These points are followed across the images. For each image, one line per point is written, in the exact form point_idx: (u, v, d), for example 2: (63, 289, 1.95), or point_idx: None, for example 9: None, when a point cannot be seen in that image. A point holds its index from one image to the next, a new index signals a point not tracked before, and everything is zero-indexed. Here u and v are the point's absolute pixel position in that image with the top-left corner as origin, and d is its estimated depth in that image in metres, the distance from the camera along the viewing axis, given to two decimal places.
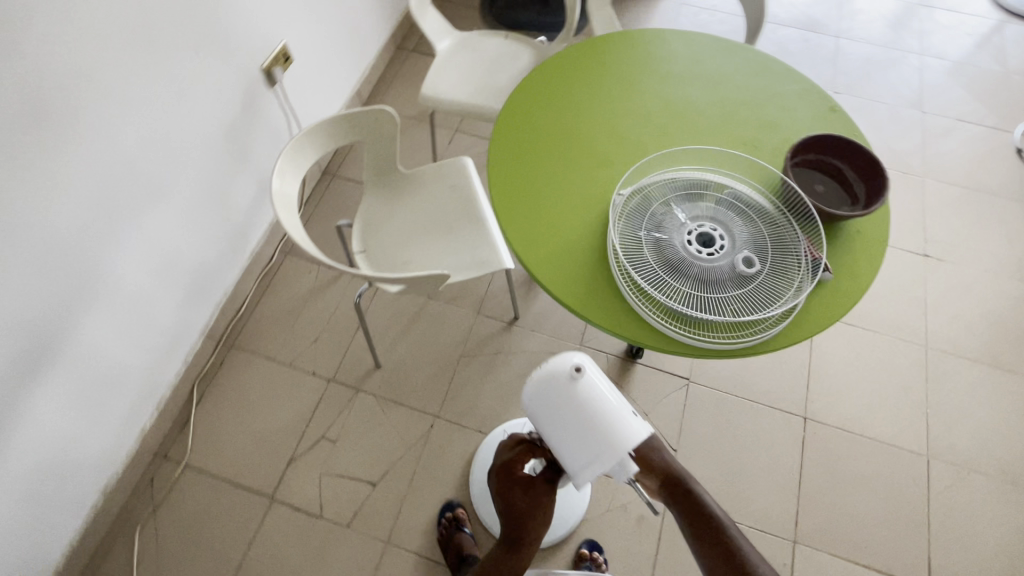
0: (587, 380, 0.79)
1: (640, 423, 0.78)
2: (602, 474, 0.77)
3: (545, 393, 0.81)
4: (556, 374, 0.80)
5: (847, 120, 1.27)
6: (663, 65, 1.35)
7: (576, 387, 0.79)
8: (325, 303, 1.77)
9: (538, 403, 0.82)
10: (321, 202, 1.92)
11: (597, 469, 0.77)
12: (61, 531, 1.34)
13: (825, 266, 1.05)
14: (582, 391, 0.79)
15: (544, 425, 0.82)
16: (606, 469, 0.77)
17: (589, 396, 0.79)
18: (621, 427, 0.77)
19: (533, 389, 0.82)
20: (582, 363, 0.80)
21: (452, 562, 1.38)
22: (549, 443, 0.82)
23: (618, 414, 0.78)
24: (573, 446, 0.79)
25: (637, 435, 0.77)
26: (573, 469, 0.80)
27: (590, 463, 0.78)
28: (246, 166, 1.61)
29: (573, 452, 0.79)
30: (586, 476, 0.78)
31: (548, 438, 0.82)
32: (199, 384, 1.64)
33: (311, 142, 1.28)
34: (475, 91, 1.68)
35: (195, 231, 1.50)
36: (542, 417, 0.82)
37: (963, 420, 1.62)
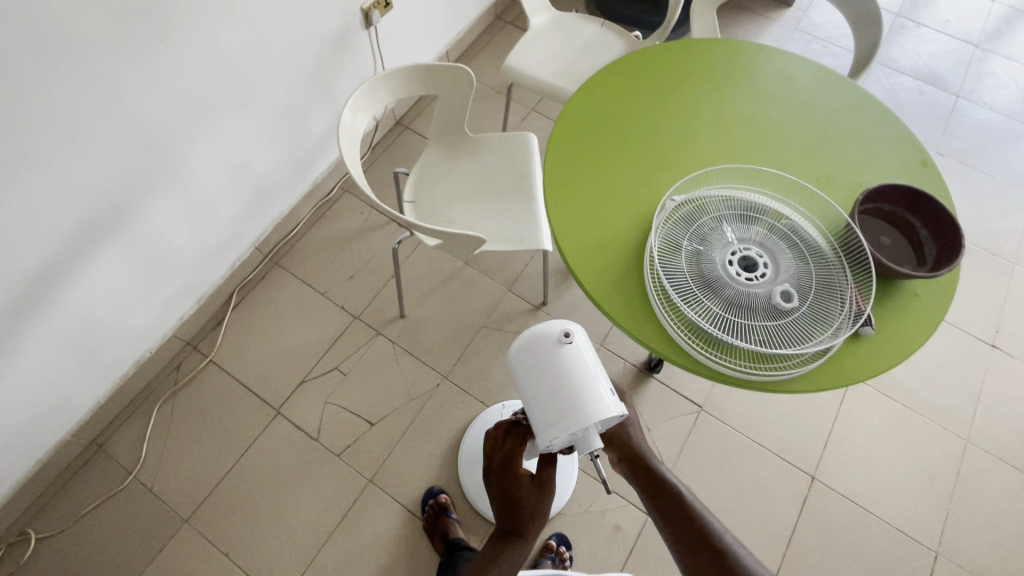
0: (574, 347, 0.82)
1: (615, 402, 0.80)
2: (565, 439, 0.78)
3: (530, 350, 0.83)
4: (546, 335, 0.83)
5: (937, 177, 1.18)
6: (753, 81, 1.30)
7: (562, 351, 0.82)
8: (369, 244, 1.83)
9: (522, 359, 0.84)
10: (388, 149, 1.98)
11: (561, 433, 0.78)
12: (92, 387, 1.47)
13: (868, 319, 0.99)
14: (567, 357, 0.81)
15: (522, 382, 0.84)
16: (570, 435, 0.78)
17: (572, 362, 0.81)
18: (595, 398, 0.79)
19: (521, 345, 0.85)
20: (573, 330, 0.83)
21: (441, 548, 1.40)
22: (522, 401, 0.83)
23: (596, 387, 0.80)
24: (544, 406, 0.80)
25: (608, 411, 0.78)
26: (538, 428, 0.81)
27: (556, 425, 0.79)
28: (326, 98, 1.69)
29: (542, 412, 0.80)
30: (549, 437, 0.79)
31: (522, 396, 0.84)
32: (239, 290, 1.74)
33: (387, 85, 1.32)
34: (559, 72, 1.67)
35: (267, 147, 1.58)
36: (522, 374, 0.84)
37: (987, 527, 1.50)
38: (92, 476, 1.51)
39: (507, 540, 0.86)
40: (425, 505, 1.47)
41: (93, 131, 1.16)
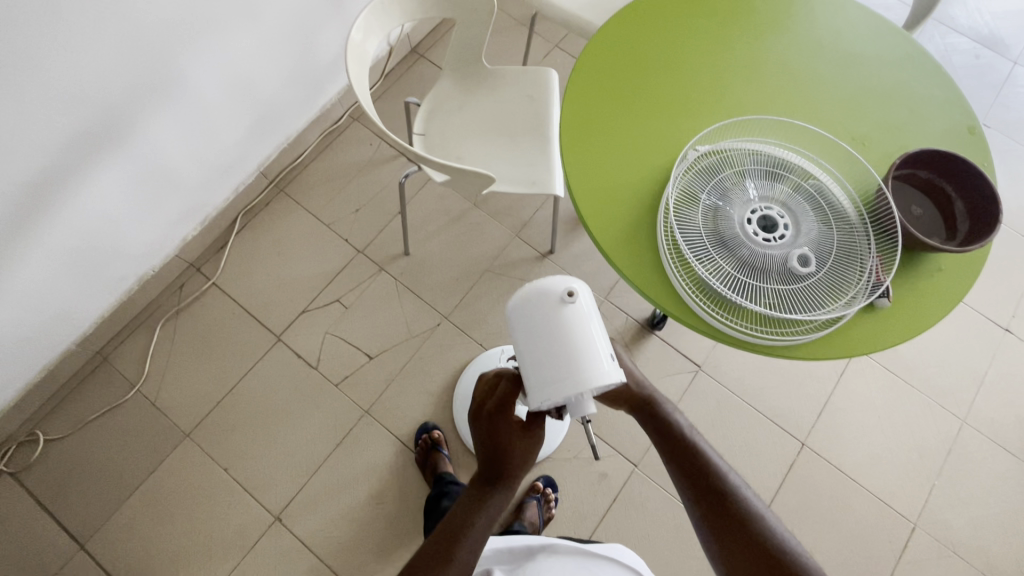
0: (577, 308, 0.80)
1: (614, 368, 0.78)
2: (558, 401, 0.77)
3: (530, 306, 0.81)
4: (549, 291, 0.80)
5: (983, 146, 1.10)
6: (799, 26, 1.19)
7: (565, 310, 0.79)
8: (377, 178, 1.78)
9: (520, 315, 0.82)
10: (400, 78, 1.88)
11: (554, 395, 0.77)
12: (97, 301, 1.48)
13: (885, 291, 0.95)
14: (568, 317, 0.79)
15: (518, 339, 0.82)
16: (564, 397, 0.77)
17: (574, 323, 0.79)
18: (594, 363, 0.77)
19: (521, 300, 0.82)
20: (578, 289, 0.80)
21: (430, 480, 1.44)
22: (517, 355, 0.81)
23: (596, 352, 0.78)
24: (539, 365, 0.79)
25: (605, 377, 0.76)
26: (531, 387, 0.80)
27: (551, 387, 0.77)
28: (337, 16, 1.59)
29: (537, 372, 0.78)
30: (541, 397, 0.78)
31: (517, 353, 0.82)
32: (243, 215, 1.72)
33: (402, 4, 1.23)
34: (587, 5, 1.55)
35: (274, 66, 1.50)
36: (519, 330, 0.81)
37: (969, 504, 1.52)
38: (97, 386, 1.55)
39: (491, 485, 0.82)
40: (418, 439, 1.51)
41: (87, 30, 1.08)
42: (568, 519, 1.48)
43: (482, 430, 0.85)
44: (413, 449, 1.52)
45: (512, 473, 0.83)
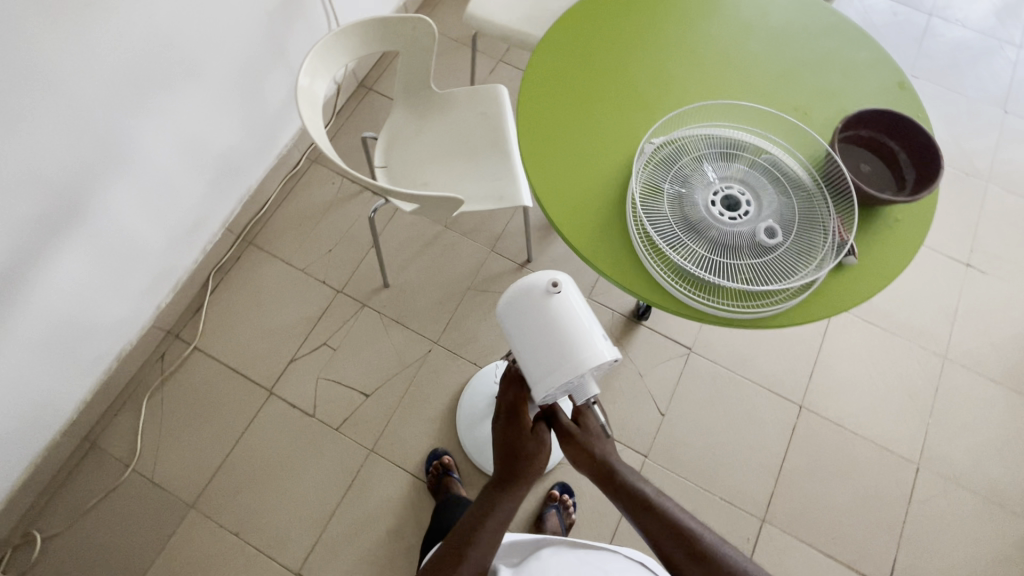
0: (564, 296, 0.81)
1: (608, 347, 0.79)
2: (560, 388, 0.79)
3: (518, 302, 0.82)
4: (533, 286, 0.82)
5: (915, 99, 1.16)
6: (727, 11, 1.25)
7: (552, 301, 0.81)
8: (345, 215, 1.78)
9: (510, 312, 0.83)
10: (352, 114, 1.89)
11: (555, 383, 0.79)
12: (76, 385, 1.44)
13: (851, 249, 0.99)
14: (557, 306, 0.80)
15: (511, 336, 0.83)
16: (565, 384, 0.78)
17: (563, 311, 0.80)
18: (588, 345, 0.78)
19: (509, 298, 0.83)
20: (561, 279, 0.81)
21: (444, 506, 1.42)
22: (515, 353, 0.83)
23: (588, 334, 0.79)
24: (536, 357, 0.80)
25: (601, 357, 0.78)
26: (534, 380, 0.81)
27: (551, 376, 0.79)
28: (280, 63, 1.59)
29: (535, 364, 0.80)
30: (545, 388, 0.79)
31: (513, 350, 0.84)
32: (215, 273, 1.69)
33: (345, 43, 1.24)
34: (524, 18, 1.58)
35: (224, 121, 1.50)
36: (511, 328, 0.83)
37: (966, 436, 1.58)
38: (89, 472, 1.49)
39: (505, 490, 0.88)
40: (429, 466, 1.50)
41: (30, 116, 1.07)
42: (589, 521, 1.48)
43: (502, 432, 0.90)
44: (424, 479, 1.51)
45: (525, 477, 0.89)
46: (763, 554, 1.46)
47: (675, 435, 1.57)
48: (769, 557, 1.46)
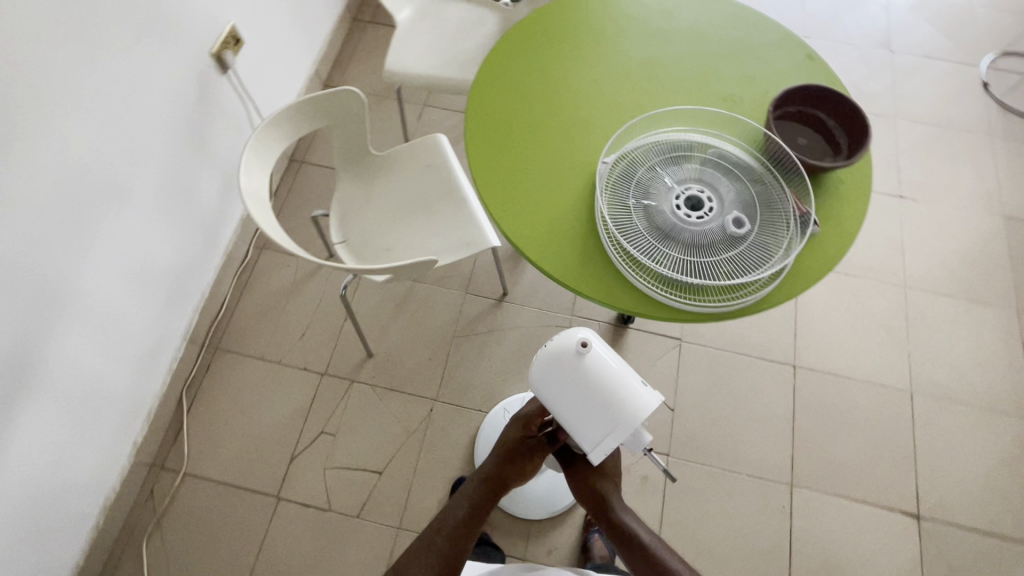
0: (595, 352, 0.83)
1: (651, 392, 0.81)
2: (616, 446, 0.80)
3: (552, 370, 0.84)
4: (564, 351, 0.84)
5: (825, 67, 1.25)
6: (638, 22, 1.30)
7: (585, 360, 0.83)
8: (309, 295, 1.72)
9: (546, 380, 0.85)
10: (291, 192, 1.84)
11: (610, 441, 0.80)
12: (64, 552, 1.31)
13: (813, 220, 1.05)
14: (591, 365, 0.82)
15: (553, 403, 0.85)
16: (619, 440, 0.80)
17: (598, 370, 0.82)
18: (631, 396, 0.80)
19: (543, 368, 0.85)
20: (589, 338, 0.83)
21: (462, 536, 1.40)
22: (562, 420, 0.85)
23: (628, 385, 0.81)
24: (585, 420, 0.82)
25: (648, 406, 0.79)
26: (587, 444, 0.82)
27: (604, 436, 0.80)
28: (209, 161, 1.53)
29: (585, 427, 0.81)
30: (601, 450, 0.81)
31: (559, 416, 0.85)
32: (188, 390, 1.60)
33: (277, 131, 1.20)
34: (444, 63, 1.58)
35: (163, 234, 1.42)
36: (551, 395, 0.85)
37: (944, 353, 1.68)
38: None
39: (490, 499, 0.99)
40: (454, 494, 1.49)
41: None
42: None
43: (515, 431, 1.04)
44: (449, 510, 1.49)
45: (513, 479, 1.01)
46: (801, 518, 1.50)
47: (690, 426, 1.60)
48: (807, 518, 1.50)
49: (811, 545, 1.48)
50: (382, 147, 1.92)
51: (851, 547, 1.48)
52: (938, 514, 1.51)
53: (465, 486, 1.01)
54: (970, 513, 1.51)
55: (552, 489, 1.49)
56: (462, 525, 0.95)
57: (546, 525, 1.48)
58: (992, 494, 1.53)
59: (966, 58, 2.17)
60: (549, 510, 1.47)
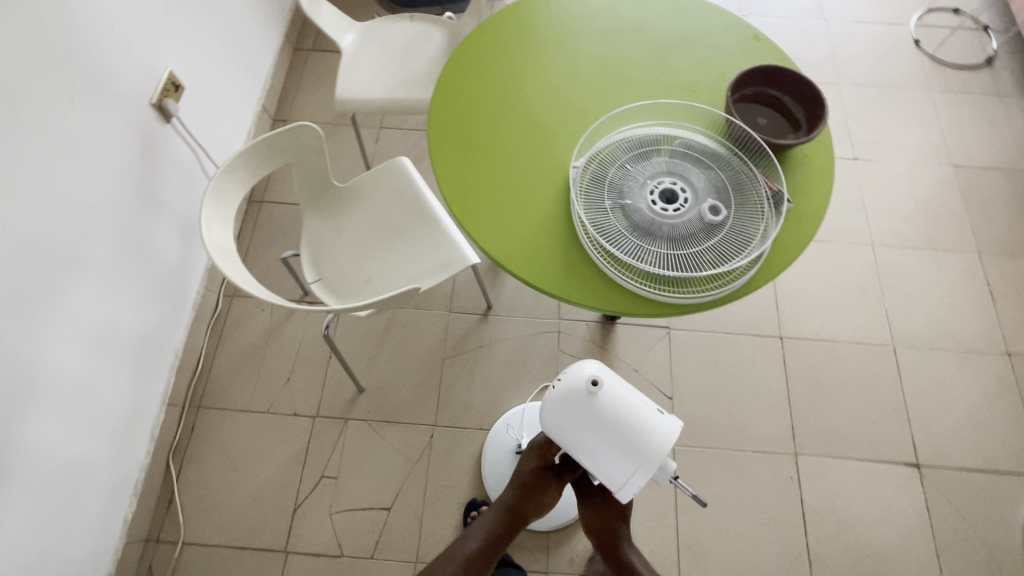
0: (607, 389, 0.82)
1: (670, 422, 0.80)
2: (643, 484, 0.79)
3: (567, 412, 0.83)
4: (576, 390, 0.83)
5: (773, 46, 1.27)
6: (585, 23, 1.30)
7: (598, 399, 0.82)
8: (289, 337, 1.67)
9: (562, 424, 0.84)
10: (254, 234, 1.78)
11: (637, 479, 0.79)
12: None
13: (785, 197, 1.06)
14: (605, 403, 0.81)
15: (573, 446, 0.84)
16: (646, 477, 0.79)
17: (613, 405, 0.81)
18: (651, 430, 0.80)
19: (557, 410, 0.84)
20: (599, 374, 0.82)
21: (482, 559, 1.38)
22: (584, 461, 0.84)
23: (646, 419, 0.80)
24: (608, 460, 0.81)
25: (669, 436, 0.79)
26: (614, 483, 0.81)
27: (630, 475, 0.79)
28: (164, 215, 1.46)
29: (609, 468, 0.80)
30: (630, 488, 0.80)
31: (580, 458, 0.84)
32: (174, 455, 1.52)
33: (235, 177, 1.15)
34: (396, 84, 1.55)
35: (126, 299, 1.36)
36: (569, 439, 0.84)
37: (918, 304, 1.74)
38: None
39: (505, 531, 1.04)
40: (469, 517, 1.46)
41: None
42: (652, 529, 1.47)
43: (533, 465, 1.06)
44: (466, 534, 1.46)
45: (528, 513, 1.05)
46: (810, 484, 1.53)
47: (690, 411, 1.61)
48: (815, 483, 1.53)
49: (824, 511, 1.50)
50: (343, 175, 1.88)
51: (860, 505, 1.51)
52: (936, 461, 1.56)
53: (483, 518, 1.05)
54: (965, 454, 1.56)
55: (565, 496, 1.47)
56: (474, 559, 1.02)
57: (565, 534, 1.46)
58: (983, 433, 1.59)
59: (895, 18, 2.26)
60: (566, 518, 1.45)
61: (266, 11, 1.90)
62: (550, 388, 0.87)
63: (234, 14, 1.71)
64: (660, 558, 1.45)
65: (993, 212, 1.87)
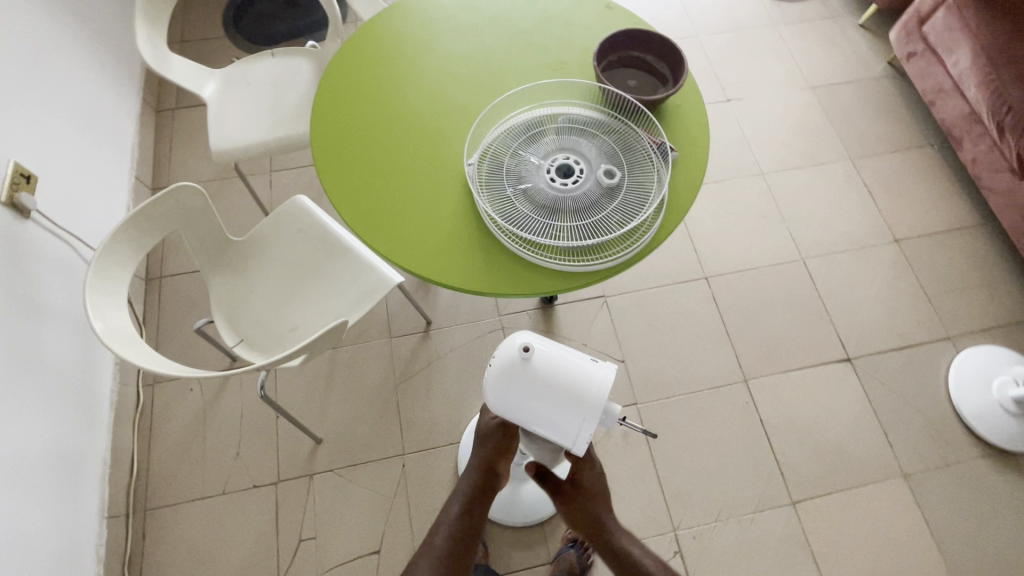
0: (539, 351, 0.83)
1: (605, 366, 0.82)
2: (594, 431, 0.80)
3: (508, 386, 0.83)
4: (510, 363, 0.83)
5: (625, 11, 1.33)
6: (446, 24, 1.31)
7: (533, 363, 0.82)
8: (228, 410, 1.56)
9: (506, 399, 0.84)
10: (161, 314, 1.66)
11: (588, 428, 0.80)
12: None
13: (669, 146, 1.12)
14: (540, 366, 0.82)
15: (521, 417, 0.84)
16: (595, 425, 0.80)
17: (548, 367, 0.82)
18: (588, 377, 0.81)
19: (497, 388, 0.84)
20: (528, 341, 0.83)
21: None
22: (535, 427, 0.83)
23: (581, 368, 0.82)
24: (556, 419, 0.81)
25: (607, 380, 0.80)
26: (567, 439, 0.82)
27: (579, 427, 0.80)
28: (49, 317, 1.32)
29: (558, 427, 0.81)
30: (582, 440, 0.80)
31: (531, 427, 0.84)
32: (130, 569, 1.39)
33: (118, 257, 1.07)
34: (272, 124, 1.49)
35: (28, 418, 1.21)
36: (516, 411, 0.84)
37: (813, 216, 1.90)
38: None
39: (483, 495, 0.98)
40: None
41: None
42: (637, 489, 1.52)
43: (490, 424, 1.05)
44: None
45: (501, 466, 1.03)
46: (764, 404, 1.63)
47: (643, 368, 1.67)
48: (769, 401, 1.63)
49: (782, 424, 1.61)
50: (244, 228, 1.79)
51: (810, 409, 1.63)
52: (863, 351, 1.71)
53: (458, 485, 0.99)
54: (885, 338, 1.72)
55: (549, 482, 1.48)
56: (462, 526, 0.94)
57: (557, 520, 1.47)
58: (894, 315, 1.76)
59: None
60: None
61: (113, 78, 1.77)
62: (487, 370, 0.87)
63: (78, 88, 1.58)
64: (651, 512, 1.50)
65: (853, 121, 2.08)
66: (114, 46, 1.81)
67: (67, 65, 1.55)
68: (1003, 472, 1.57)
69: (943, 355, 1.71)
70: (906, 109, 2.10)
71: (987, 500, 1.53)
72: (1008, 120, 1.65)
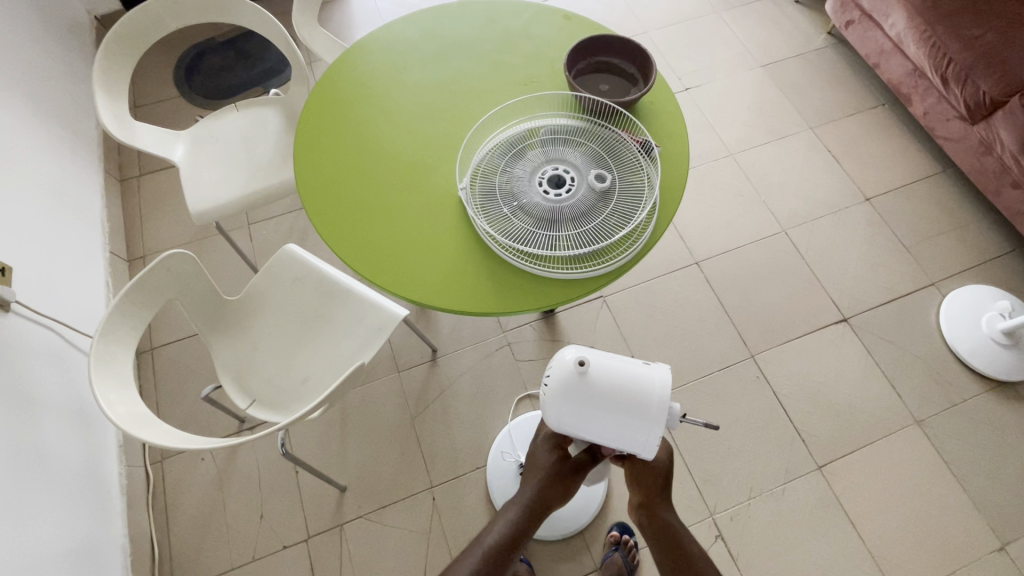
0: (595, 364, 0.83)
1: (659, 368, 0.83)
2: (663, 435, 0.81)
3: (569, 403, 0.83)
4: (566, 379, 0.82)
5: (584, 19, 1.36)
6: (412, 54, 1.32)
7: (591, 376, 0.82)
8: (244, 473, 1.51)
9: (568, 415, 0.84)
10: (159, 387, 1.60)
11: (655, 433, 0.80)
12: None
13: (652, 144, 1.14)
14: (597, 378, 0.82)
15: (586, 431, 0.84)
16: (662, 427, 0.80)
17: (605, 378, 0.82)
18: (647, 382, 0.81)
19: (559, 406, 0.83)
20: (583, 354, 0.82)
21: None
22: (602, 438, 0.84)
23: (638, 375, 0.82)
24: (623, 429, 0.81)
25: (666, 383, 0.81)
26: (637, 446, 0.82)
27: (647, 432, 0.80)
28: (44, 409, 1.26)
29: (626, 435, 0.81)
30: (652, 445, 0.81)
31: (596, 439, 0.85)
32: None
33: (117, 337, 1.03)
34: (248, 177, 1.47)
35: (39, 518, 1.15)
36: (580, 427, 0.84)
37: (786, 188, 1.96)
38: None
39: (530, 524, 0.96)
40: None
41: None
42: None
43: (549, 455, 0.98)
44: None
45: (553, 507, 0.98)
46: (774, 376, 1.67)
47: (652, 361, 1.69)
48: (778, 372, 1.67)
49: (795, 393, 1.64)
50: (231, 285, 1.75)
51: (818, 375, 1.67)
52: (857, 309, 1.76)
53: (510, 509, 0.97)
54: (874, 293, 1.79)
55: (583, 487, 1.49)
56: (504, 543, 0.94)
57: (596, 525, 1.47)
58: (879, 271, 1.82)
59: None
60: (592, 510, 1.46)
61: (72, 155, 1.72)
62: (542, 387, 0.86)
63: (40, 172, 1.53)
64: (686, 502, 1.50)
65: (807, 93, 2.16)
66: (69, 122, 1.76)
67: (24, 149, 1.50)
68: (1006, 404, 1.63)
69: (931, 301, 1.77)
70: (854, 75, 2.20)
71: (997, 433, 1.59)
72: (950, 71, 1.75)
